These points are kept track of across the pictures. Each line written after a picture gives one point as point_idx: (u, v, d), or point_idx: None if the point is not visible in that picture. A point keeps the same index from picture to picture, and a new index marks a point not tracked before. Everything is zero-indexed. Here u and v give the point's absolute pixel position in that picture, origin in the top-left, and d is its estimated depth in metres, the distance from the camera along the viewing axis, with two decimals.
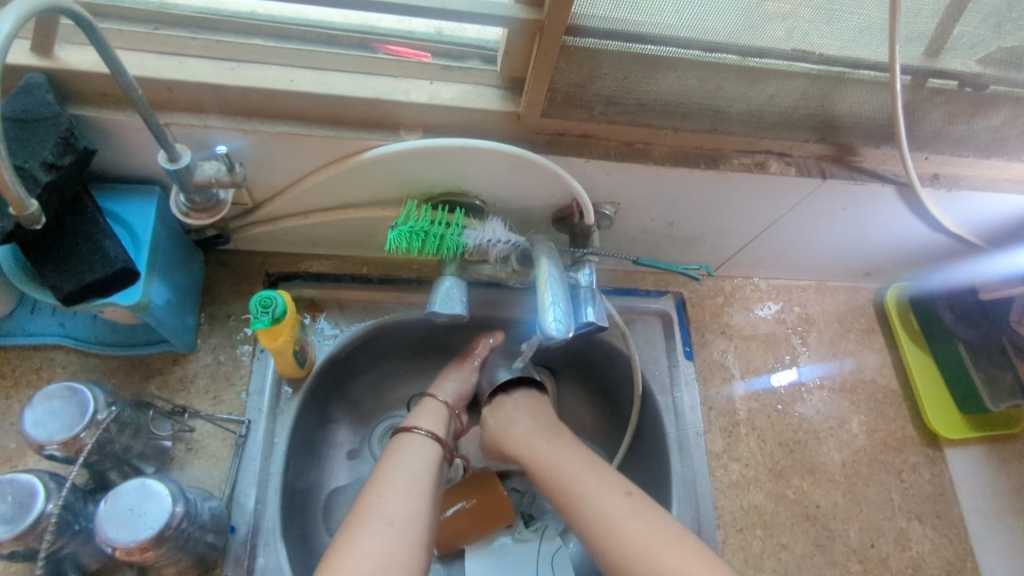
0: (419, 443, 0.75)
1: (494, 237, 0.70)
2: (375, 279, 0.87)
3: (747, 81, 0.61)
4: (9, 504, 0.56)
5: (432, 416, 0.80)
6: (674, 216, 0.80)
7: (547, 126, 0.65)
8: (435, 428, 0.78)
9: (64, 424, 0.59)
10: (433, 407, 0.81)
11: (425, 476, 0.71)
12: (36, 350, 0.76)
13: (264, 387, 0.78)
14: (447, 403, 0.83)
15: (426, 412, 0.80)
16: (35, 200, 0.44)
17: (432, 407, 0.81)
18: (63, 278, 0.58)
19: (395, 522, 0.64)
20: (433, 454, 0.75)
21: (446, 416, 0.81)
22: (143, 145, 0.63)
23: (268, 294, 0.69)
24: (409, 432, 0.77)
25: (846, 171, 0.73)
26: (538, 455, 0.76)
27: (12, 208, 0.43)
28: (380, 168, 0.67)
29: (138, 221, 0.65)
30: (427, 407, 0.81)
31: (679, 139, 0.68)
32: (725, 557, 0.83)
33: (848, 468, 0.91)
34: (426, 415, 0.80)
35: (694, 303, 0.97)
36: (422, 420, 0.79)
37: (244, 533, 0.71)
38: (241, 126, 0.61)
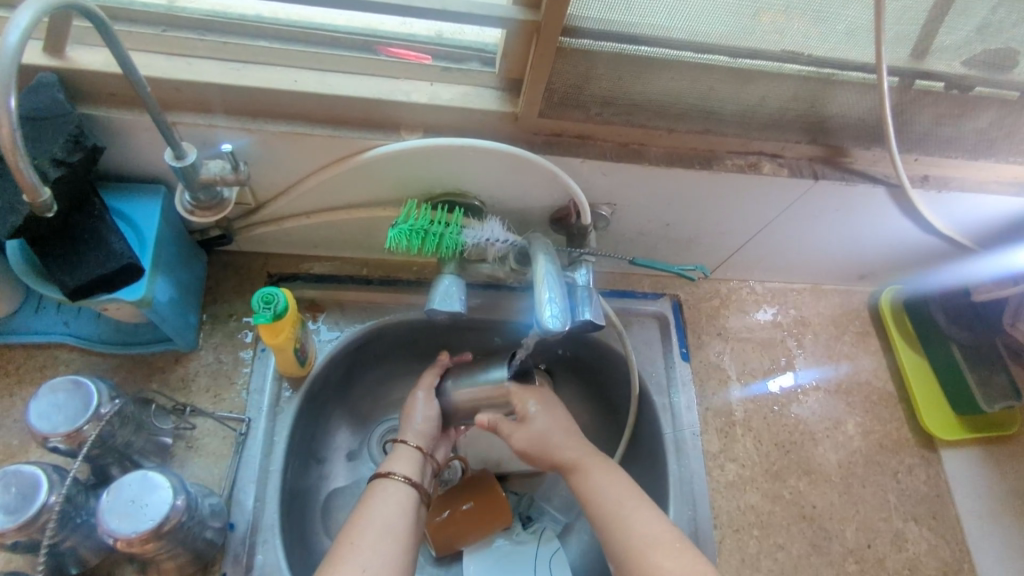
0: (392, 487, 0.72)
1: (492, 236, 0.72)
2: (376, 280, 0.89)
3: (737, 83, 0.63)
4: (12, 495, 0.56)
5: (405, 459, 0.77)
6: (669, 217, 0.81)
7: (544, 127, 0.67)
8: (410, 471, 0.75)
9: (68, 416, 0.59)
10: (404, 452, 0.78)
11: (403, 522, 0.68)
12: (41, 348, 0.77)
13: (265, 385, 0.79)
14: (419, 446, 0.80)
15: (394, 458, 0.77)
16: (48, 187, 0.45)
17: (403, 452, 0.78)
18: (69, 272, 0.59)
19: (367, 568, 0.61)
20: (410, 497, 0.72)
21: (419, 458, 0.78)
22: (151, 144, 0.64)
23: (270, 290, 0.69)
24: (382, 477, 0.73)
25: (837, 172, 0.74)
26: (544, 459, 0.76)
27: (25, 195, 0.44)
28: (380, 167, 0.68)
29: (143, 218, 0.67)
30: (396, 453, 0.78)
31: (674, 140, 0.70)
32: (722, 556, 0.83)
33: (844, 468, 0.92)
34: (398, 461, 0.76)
35: (690, 305, 0.98)
36: (395, 466, 0.75)
37: (243, 530, 0.72)
38: (247, 126, 0.62)
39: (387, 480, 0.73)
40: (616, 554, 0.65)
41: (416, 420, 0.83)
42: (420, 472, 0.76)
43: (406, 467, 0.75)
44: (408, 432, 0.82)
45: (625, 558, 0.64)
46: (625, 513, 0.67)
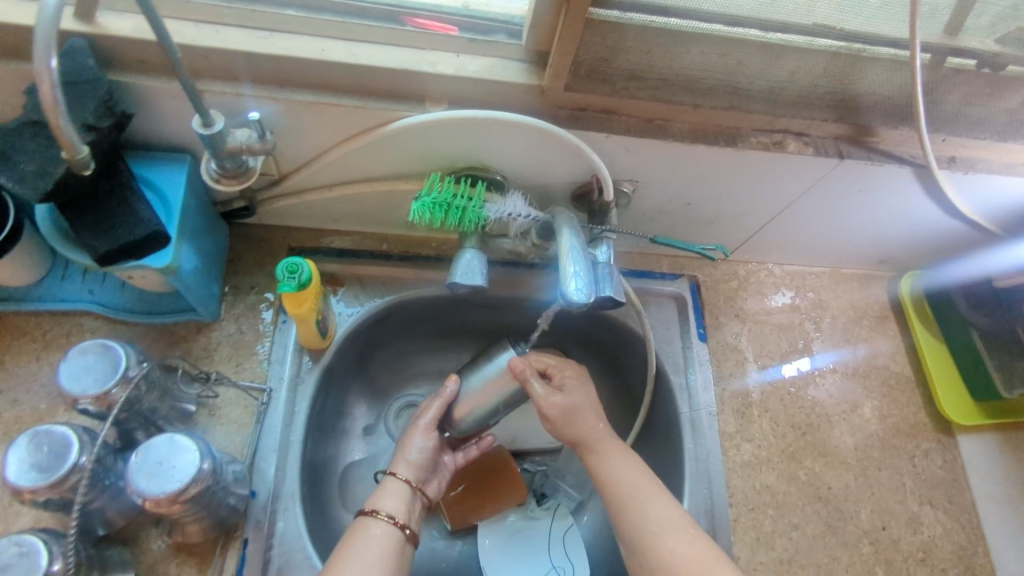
0: (376, 526, 0.69)
1: (515, 211, 0.72)
2: (396, 255, 0.89)
3: (767, 58, 0.62)
4: (44, 453, 0.57)
5: (394, 495, 0.74)
6: (691, 196, 0.81)
7: (570, 101, 0.66)
8: (396, 509, 0.72)
9: (98, 378, 0.60)
10: (393, 486, 0.75)
11: (385, 567, 0.66)
12: (66, 316, 0.78)
13: (286, 356, 0.80)
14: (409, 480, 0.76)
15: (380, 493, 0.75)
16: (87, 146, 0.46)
17: (392, 487, 0.75)
18: (98, 239, 0.60)
19: None
20: (393, 537, 0.69)
21: (408, 494, 0.75)
22: (178, 113, 0.64)
23: (296, 260, 0.67)
24: (366, 515, 0.71)
25: (863, 152, 0.73)
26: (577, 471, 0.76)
27: (64, 151, 0.45)
28: (404, 139, 0.68)
29: (168, 186, 0.67)
30: (384, 488, 0.75)
31: (700, 117, 0.69)
32: (736, 534, 0.84)
33: (860, 451, 0.93)
34: (384, 496, 0.74)
35: (708, 286, 0.98)
36: (382, 503, 0.73)
37: (265, 498, 0.74)
38: (272, 95, 0.62)
39: (370, 520, 0.70)
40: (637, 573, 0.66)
41: (408, 450, 0.80)
42: (406, 509, 0.74)
43: (394, 506, 0.72)
44: (401, 463, 0.78)
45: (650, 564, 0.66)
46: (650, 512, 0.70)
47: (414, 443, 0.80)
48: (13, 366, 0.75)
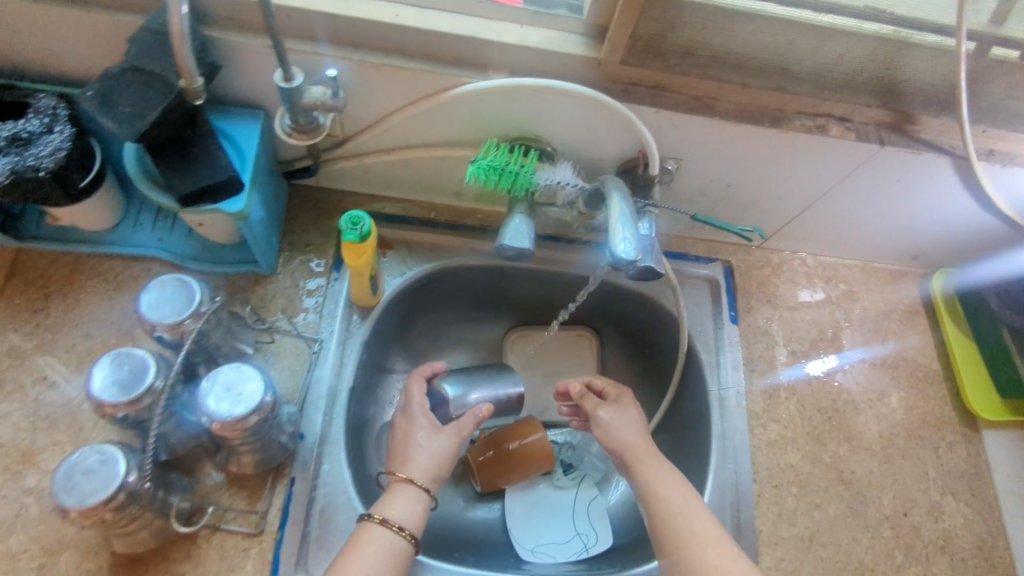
0: (379, 532, 0.69)
1: (564, 180, 0.76)
2: (443, 224, 0.93)
3: (816, 40, 0.65)
4: (125, 372, 0.62)
5: (405, 501, 0.71)
6: (732, 177, 0.83)
7: (624, 75, 0.70)
8: (404, 518, 0.70)
9: (175, 309, 0.65)
10: (407, 490, 0.72)
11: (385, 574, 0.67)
12: (135, 261, 0.82)
13: (337, 310, 0.85)
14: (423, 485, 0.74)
15: (390, 493, 0.72)
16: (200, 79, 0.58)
17: (407, 490, 0.72)
18: (181, 181, 0.65)
19: None
20: (393, 546, 0.69)
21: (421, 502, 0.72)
22: (258, 70, 0.69)
23: (358, 212, 0.73)
24: (372, 521, 0.69)
25: (903, 139, 0.76)
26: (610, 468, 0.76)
27: (184, 80, 0.57)
28: (465, 104, 0.73)
29: (243, 139, 0.72)
30: (397, 490, 0.72)
31: (747, 97, 0.72)
32: (759, 509, 0.87)
33: (885, 439, 0.94)
34: (395, 500, 0.71)
35: (742, 272, 1.01)
36: (391, 506, 0.71)
37: (312, 440, 0.78)
38: (347, 56, 0.67)
39: (373, 527, 0.69)
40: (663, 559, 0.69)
41: (420, 453, 0.76)
42: (418, 514, 0.72)
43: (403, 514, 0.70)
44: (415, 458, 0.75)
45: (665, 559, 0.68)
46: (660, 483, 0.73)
47: (431, 447, 0.76)
48: (87, 303, 0.79)
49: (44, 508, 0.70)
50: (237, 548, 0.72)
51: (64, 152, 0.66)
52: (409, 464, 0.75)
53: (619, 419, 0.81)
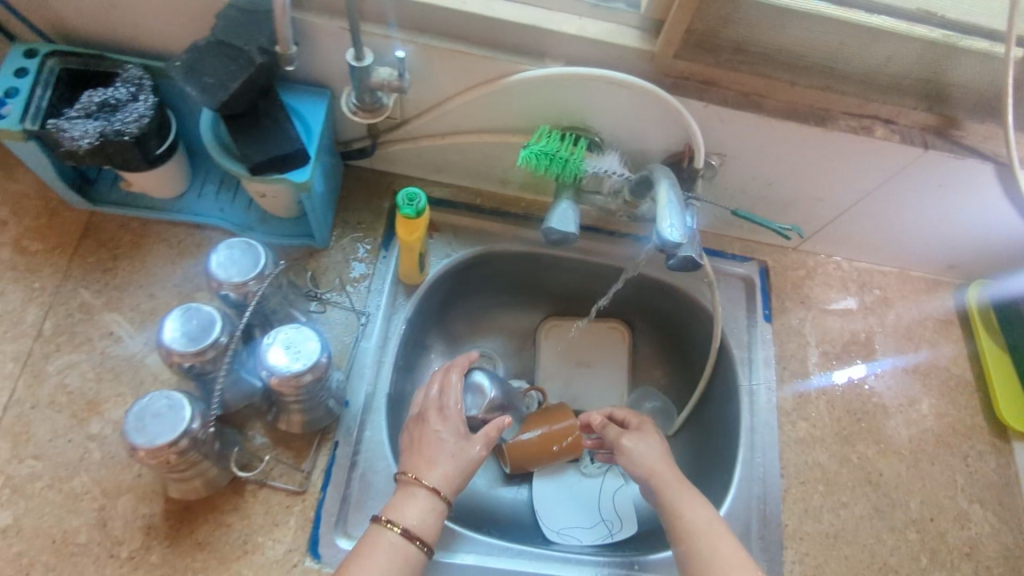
0: (392, 539, 0.67)
1: (610, 168, 0.79)
2: (488, 210, 0.96)
3: (867, 41, 0.68)
4: (194, 326, 0.66)
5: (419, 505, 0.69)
6: (774, 176, 0.86)
7: (676, 69, 0.73)
8: (415, 524, 0.68)
9: (241, 270, 0.69)
10: (423, 494, 0.70)
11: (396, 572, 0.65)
12: (198, 229, 0.87)
13: (385, 285, 0.88)
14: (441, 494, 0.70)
15: (406, 496, 0.70)
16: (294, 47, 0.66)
17: (426, 497, 0.70)
18: (253, 151, 0.69)
19: None
20: (405, 553, 0.67)
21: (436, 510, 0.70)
22: (329, 51, 0.73)
23: (414, 190, 0.76)
24: (381, 523, 0.68)
25: (947, 144, 0.77)
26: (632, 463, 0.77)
27: (280, 48, 0.65)
28: (521, 90, 0.76)
29: (310, 116, 0.76)
30: (413, 494, 0.70)
31: (795, 95, 0.75)
32: (785, 503, 0.88)
33: (914, 443, 0.95)
34: (410, 504, 0.69)
35: (777, 272, 1.02)
36: (406, 513, 0.69)
37: (356, 408, 0.82)
38: (414, 39, 0.71)
39: (386, 533, 0.67)
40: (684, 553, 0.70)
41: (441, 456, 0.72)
42: (432, 522, 0.69)
43: (415, 518, 0.68)
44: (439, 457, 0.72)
45: (687, 558, 0.69)
46: (680, 499, 0.73)
47: (458, 453, 0.73)
48: (152, 266, 0.84)
49: (105, 455, 0.74)
50: (282, 505, 0.75)
51: (147, 120, 0.70)
52: (432, 465, 0.72)
53: (642, 447, 0.79)
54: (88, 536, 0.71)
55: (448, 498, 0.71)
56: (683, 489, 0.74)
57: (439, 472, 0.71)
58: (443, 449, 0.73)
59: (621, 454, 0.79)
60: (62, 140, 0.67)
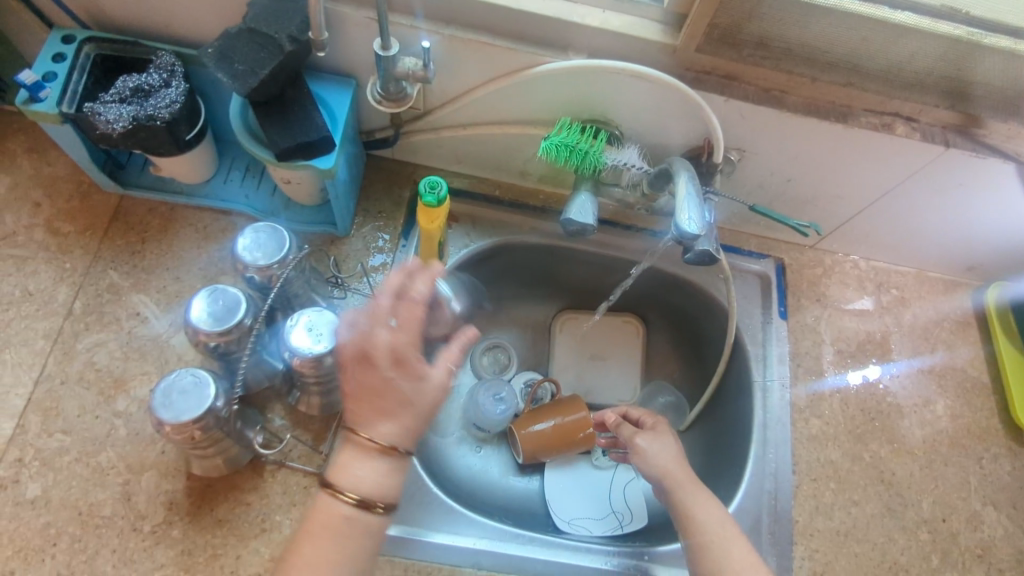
0: (345, 511, 0.59)
1: (629, 161, 0.80)
2: (506, 201, 0.98)
3: (891, 37, 0.68)
4: (220, 307, 0.68)
5: (366, 466, 0.60)
6: (793, 172, 0.86)
7: (697, 63, 0.73)
8: (367, 488, 0.60)
9: (266, 254, 0.71)
10: (372, 454, 0.60)
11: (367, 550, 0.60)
12: (223, 215, 0.89)
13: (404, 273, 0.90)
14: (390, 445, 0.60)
15: (354, 457, 0.60)
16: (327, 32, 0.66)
17: (382, 458, 0.60)
18: (281, 137, 0.71)
19: None
20: (366, 523, 0.60)
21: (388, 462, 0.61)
22: (356, 40, 0.74)
23: (435, 178, 0.78)
24: (330, 493, 0.60)
25: (968, 143, 0.77)
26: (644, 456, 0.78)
27: (313, 33, 0.65)
28: (543, 82, 0.77)
29: (336, 104, 0.77)
30: (359, 454, 0.60)
31: (816, 91, 0.75)
32: (796, 500, 0.88)
33: (928, 444, 0.95)
34: (357, 466, 0.60)
35: (793, 270, 1.02)
36: (354, 475, 0.60)
37: None
38: (440, 30, 0.72)
39: (338, 504, 0.59)
40: (694, 546, 0.70)
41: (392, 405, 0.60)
42: (395, 483, 0.61)
43: (366, 481, 0.60)
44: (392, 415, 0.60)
45: (697, 551, 0.70)
46: (693, 499, 0.73)
47: (415, 397, 0.61)
48: (179, 250, 0.86)
49: (131, 431, 0.76)
50: (299, 486, 0.77)
51: (178, 105, 0.72)
52: (385, 419, 0.60)
53: (656, 448, 0.78)
54: (113, 509, 0.73)
55: (408, 452, 0.61)
56: (697, 490, 0.74)
57: (397, 431, 0.61)
58: (396, 396, 0.60)
59: (635, 455, 0.78)
60: (97, 124, 0.69)
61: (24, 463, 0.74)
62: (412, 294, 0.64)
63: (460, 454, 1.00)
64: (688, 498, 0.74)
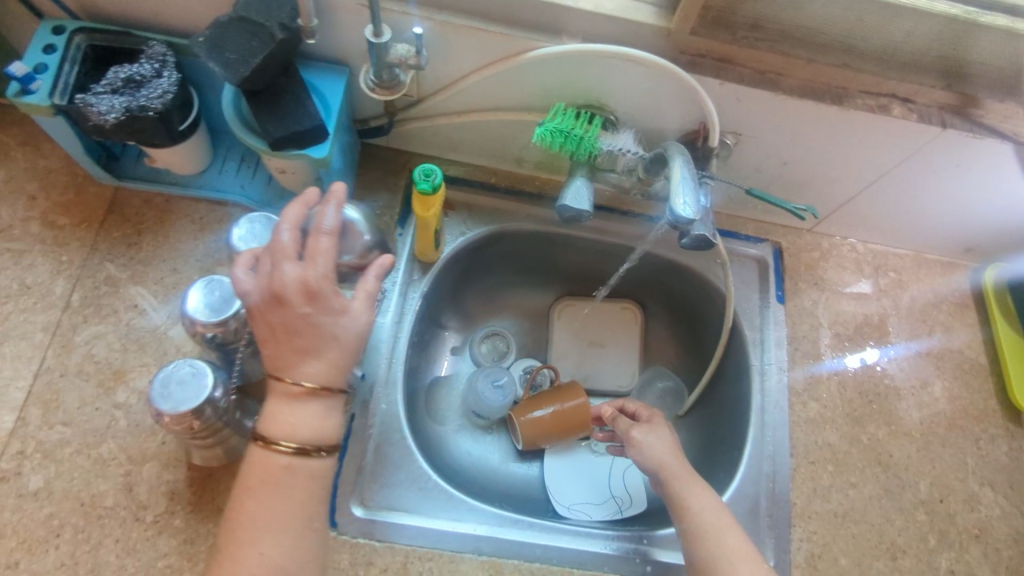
0: (285, 460, 0.62)
1: (625, 147, 0.79)
2: (502, 188, 0.97)
3: (887, 16, 0.67)
4: (217, 297, 0.68)
5: (300, 412, 0.62)
6: (790, 155, 0.85)
7: (692, 45, 0.73)
8: (303, 434, 0.63)
9: (261, 244, 0.71)
10: (302, 399, 0.62)
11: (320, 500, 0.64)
12: (219, 205, 0.89)
13: (401, 263, 0.90)
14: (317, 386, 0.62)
15: (284, 405, 0.62)
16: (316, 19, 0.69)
17: (313, 403, 0.63)
18: (274, 126, 0.71)
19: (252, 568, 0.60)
20: (308, 468, 0.63)
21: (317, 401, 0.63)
22: (348, 27, 0.74)
23: (430, 166, 0.77)
24: (267, 445, 0.62)
25: (966, 123, 0.77)
26: (641, 442, 0.78)
27: (302, 19, 0.68)
28: (537, 67, 0.77)
29: (329, 92, 0.77)
30: (288, 401, 0.62)
31: (812, 73, 0.75)
32: (794, 483, 0.89)
33: (925, 426, 0.95)
34: (289, 415, 0.62)
35: (791, 253, 1.02)
36: (287, 422, 0.62)
37: (372, 380, 0.85)
38: (432, 16, 0.71)
39: (277, 455, 0.62)
40: (691, 530, 0.71)
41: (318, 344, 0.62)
42: (334, 423, 0.65)
43: (302, 427, 0.63)
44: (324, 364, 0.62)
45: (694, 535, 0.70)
46: (688, 490, 0.73)
47: (340, 331, 0.62)
48: (175, 241, 0.86)
49: (131, 422, 0.77)
50: None
51: (171, 95, 0.71)
52: (310, 358, 0.62)
53: (651, 440, 0.78)
54: (115, 499, 0.73)
55: (340, 391, 0.64)
56: (692, 482, 0.74)
57: (326, 371, 0.62)
58: (319, 331, 0.61)
59: (631, 447, 0.79)
60: (89, 115, 0.69)
61: (26, 456, 0.74)
62: (319, 226, 0.63)
63: (460, 441, 1.00)
64: (685, 483, 0.74)
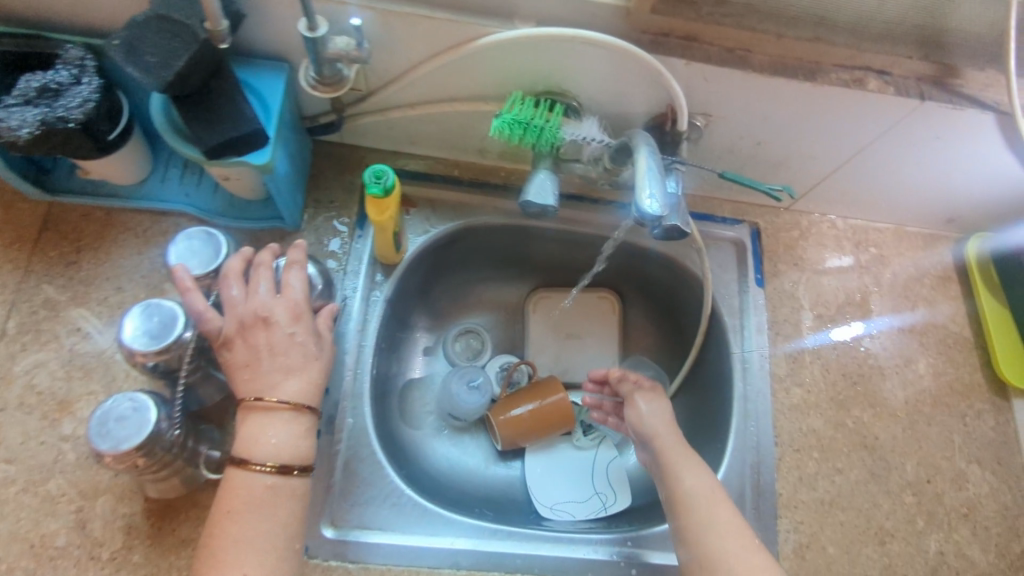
0: (267, 481, 0.61)
1: (589, 136, 0.74)
2: (466, 181, 0.92)
3: None
4: (156, 323, 0.64)
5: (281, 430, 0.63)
6: (764, 134, 0.81)
7: (654, 24, 0.68)
8: (285, 451, 0.62)
9: (201, 261, 0.67)
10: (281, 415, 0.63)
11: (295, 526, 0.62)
12: (163, 216, 0.83)
13: (361, 267, 0.86)
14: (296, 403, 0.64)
15: (261, 424, 0.62)
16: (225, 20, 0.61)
17: (294, 421, 0.64)
18: (206, 133, 0.65)
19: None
20: (287, 488, 0.62)
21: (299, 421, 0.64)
22: (283, 20, 0.68)
23: (382, 166, 0.72)
24: (247, 467, 0.61)
25: (946, 94, 0.73)
26: None
27: (210, 24, 0.61)
28: (490, 54, 0.71)
29: (268, 92, 0.72)
30: (267, 420, 0.62)
31: (783, 48, 0.70)
32: (779, 472, 0.87)
33: (910, 405, 0.93)
34: (268, 433, 0.62)
35: (768, 234, 0.99)
36: (268, 443, 0.62)
37: (337, 395, 0.80)
38: (373, 5, 0.66)
39: (258, 476, 0.61)
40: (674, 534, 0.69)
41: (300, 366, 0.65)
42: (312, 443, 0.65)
43: (283, 444, 0.62)
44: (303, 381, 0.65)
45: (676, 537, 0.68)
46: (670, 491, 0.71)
47: (318, 353, 0.67)
48: (118, 258, 0.81)
49: (80, 455, 0.72)
50: None
51: (93, 104, 0.66)
52: (291, 376, 0.64)
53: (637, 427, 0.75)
54: (68, 539, 0.69)
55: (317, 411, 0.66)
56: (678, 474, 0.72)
57: (304, 389, 0.65)
58: (300, 351, 0.65)
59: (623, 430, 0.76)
60: None
61: None
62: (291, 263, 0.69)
63: (438, 446, 0.97)
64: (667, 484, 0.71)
